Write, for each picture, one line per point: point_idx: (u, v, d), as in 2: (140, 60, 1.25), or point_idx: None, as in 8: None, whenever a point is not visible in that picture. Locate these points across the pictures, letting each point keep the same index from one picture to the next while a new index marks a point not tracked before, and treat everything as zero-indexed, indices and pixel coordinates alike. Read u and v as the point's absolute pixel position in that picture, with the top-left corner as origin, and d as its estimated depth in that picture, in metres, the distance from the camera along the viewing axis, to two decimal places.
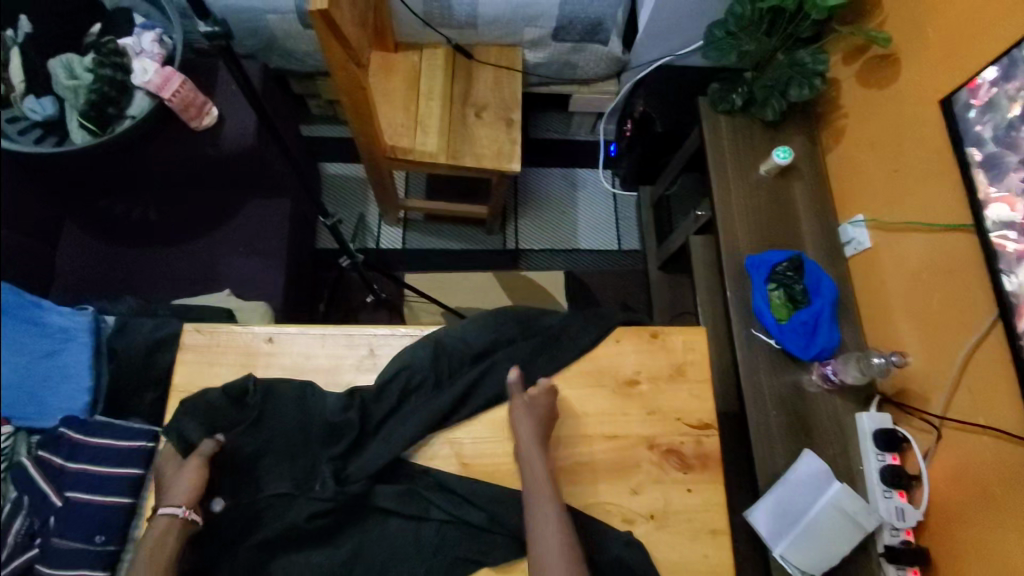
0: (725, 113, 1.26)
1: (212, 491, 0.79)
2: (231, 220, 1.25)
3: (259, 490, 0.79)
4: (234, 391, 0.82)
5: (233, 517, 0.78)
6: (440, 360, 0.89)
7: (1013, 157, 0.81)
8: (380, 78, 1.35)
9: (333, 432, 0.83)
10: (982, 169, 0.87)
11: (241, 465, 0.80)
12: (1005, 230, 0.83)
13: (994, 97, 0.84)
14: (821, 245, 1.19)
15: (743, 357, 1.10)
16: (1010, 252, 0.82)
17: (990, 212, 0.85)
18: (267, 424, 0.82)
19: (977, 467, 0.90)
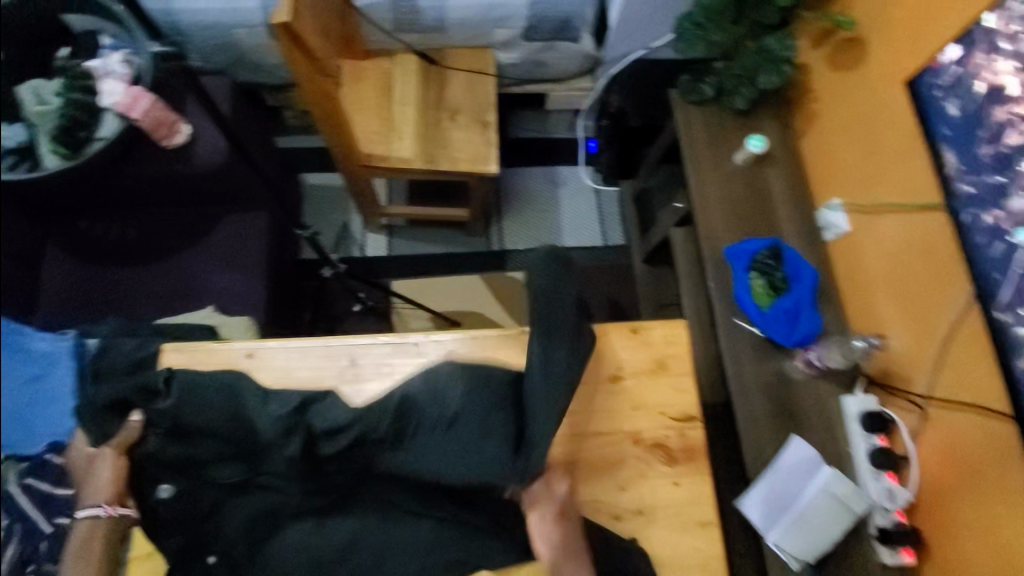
0: (696, 103, 1.26)
1: (160, 476, 0.79)
2: (209, 235, 1.24)
3: (208, 479, 0.79)
4: (146, 386, 0.79)
5: (182, 502, 0.78)
6: (404, 419, 0.77)
7: (980, 133, 0.84)
8: (352, 86, 1.35)
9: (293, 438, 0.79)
10: (950, 147, 0.90)
11: (182, 449, 0.78)
12: (978, 210, 0.85)
13: (958, 77, 0.87)
14: (800, 231, 1.19)
15: (726, 346, 1.10)
16: (982, 228, 0.85)
17: (962, 192, 0.88)
18: (189, 426, 0.76)
19: (966, 446, 0.90)
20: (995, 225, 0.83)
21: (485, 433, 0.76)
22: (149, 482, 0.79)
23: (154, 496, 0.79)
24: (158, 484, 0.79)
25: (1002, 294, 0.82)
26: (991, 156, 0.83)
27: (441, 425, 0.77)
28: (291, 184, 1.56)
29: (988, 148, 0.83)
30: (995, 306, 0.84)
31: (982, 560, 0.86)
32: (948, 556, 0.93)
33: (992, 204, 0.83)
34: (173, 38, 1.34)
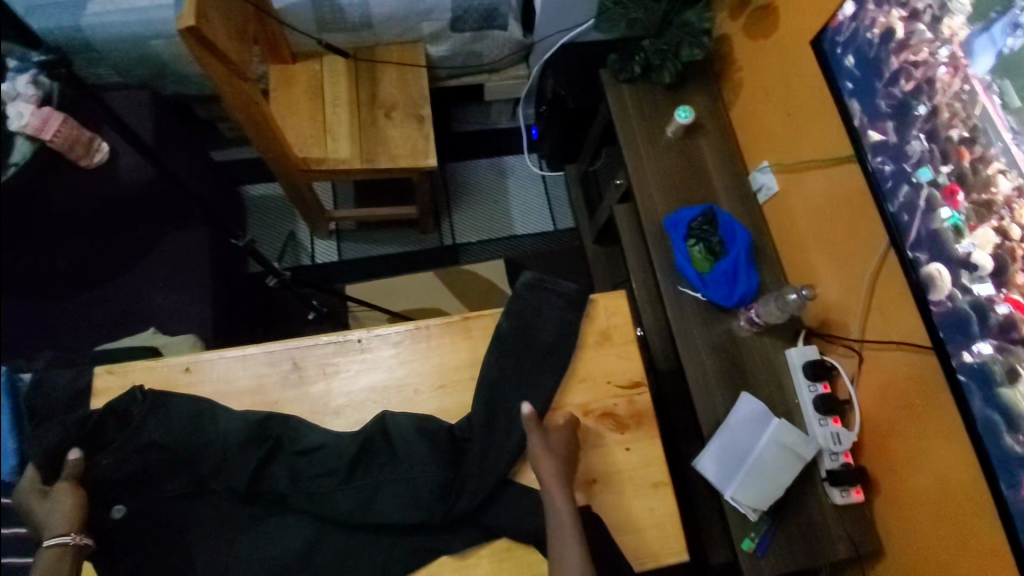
0: (627, 81, 1.29)
1: (113, 499, 0.80)
2: (147, 255, 1.21)
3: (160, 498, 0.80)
4: (120, 405, 0.82)
5: (136, 521, 0.79)
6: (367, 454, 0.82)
7: (879, 84, 0.88)
8: (283, 90, 1.33)
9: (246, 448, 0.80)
10: (854, 99, 0.93)
11: (139, 465, 0.80)
12: (881, 155, 0.90)
13: (856, 31, 0.91)
14: (735, 196, 1.23)
15: (672, 312, 1.13)
16: (887, 175, 0.89)
17: (868, 139, 0.92)
18: (150, 439, 0.80)
19: (898, 382, 0.95)
20: (899, 167, 0.87)
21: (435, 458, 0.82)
22: (102, 505, 0.79)
23: (109, 517, 0.79)
24: (113, 506, 0.80)
25: (910, 237, 0.86)
26: (891, 103, 0.87)
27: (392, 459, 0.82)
28: (231, 196, 1.53)
29: (888, 97, 0.87)
30: (905, 248, 0.87)
31: (927, 490, 0.91)
32: (895, 490, 0.98)
33: (895, 152, 0.87)
34: (88, 55, 1.30)
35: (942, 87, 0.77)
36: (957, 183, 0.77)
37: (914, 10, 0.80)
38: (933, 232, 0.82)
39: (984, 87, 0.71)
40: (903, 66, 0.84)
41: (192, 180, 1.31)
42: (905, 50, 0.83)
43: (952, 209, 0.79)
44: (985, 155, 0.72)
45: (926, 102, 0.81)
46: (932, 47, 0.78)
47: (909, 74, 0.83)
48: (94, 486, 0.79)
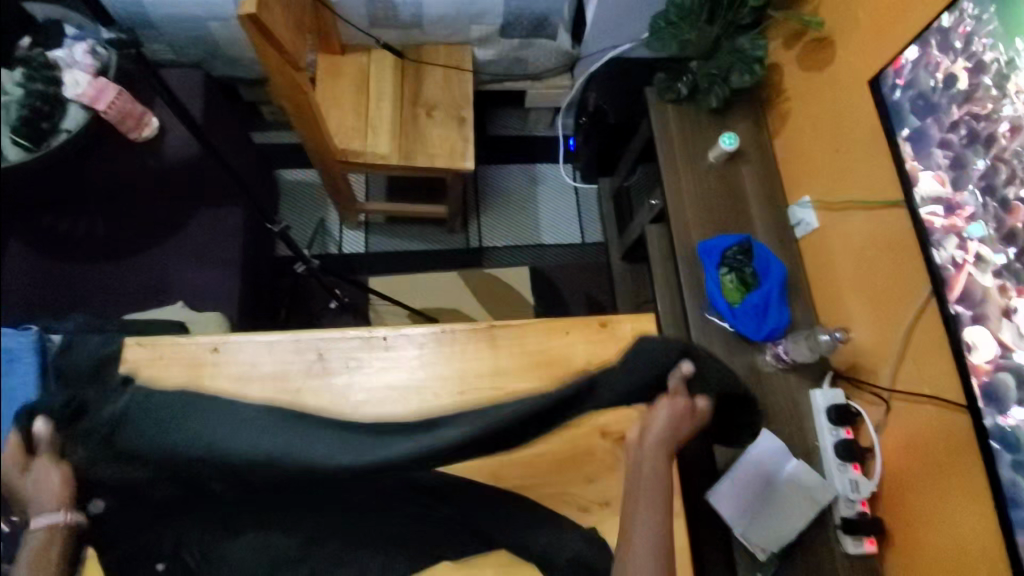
0: (672, 102, 1.28)
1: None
2: (183, 231, 1.24)
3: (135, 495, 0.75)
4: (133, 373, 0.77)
5: None
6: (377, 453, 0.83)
7: (936, 132, 0.86)
8: (328, 81, 1.34)
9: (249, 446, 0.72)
10: (909, 144, 0.91)
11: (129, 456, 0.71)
12: (930, 205, 0.88)
13: (918, 76, 0.88)
14: (771, 228, 1.21)
15: (698, 340, 1.11)
16: (937, 228, 0.86)
17: (918, 188, 0.90)
18: (153, 417, 0.72)
19: (926, 437, 0.93)
20: (948, 220, 0.85)
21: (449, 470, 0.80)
22: None
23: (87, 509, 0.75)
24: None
25: (955, 292, 0.84)
26: (946, 153, 0.85)
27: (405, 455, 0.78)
28: (267, 180, 1.55)
29: (944, 149, 0.85)
30: (948, 303, 0.85)
31: (946, 551, 0.88)
32: (910, 545, 0.96)
33: (949, 204, 0.84)
34: (145, 29, 1.32)
35: (1004, 143, 0.76)
36: (1009, 242, 0.75)
37: (980, 63, 0.78)
38: (977, 290, 0.80)
39: None
40: (964, 118, 0.82)
41: (232, 161, 1.32)
42: (968, 102, 0.81)
43: (1001, 269, 0.77)
44: None
45: (986, 156, 0.79)
46: (997, 103, 0.76)
47: (970, 127, 0.81)
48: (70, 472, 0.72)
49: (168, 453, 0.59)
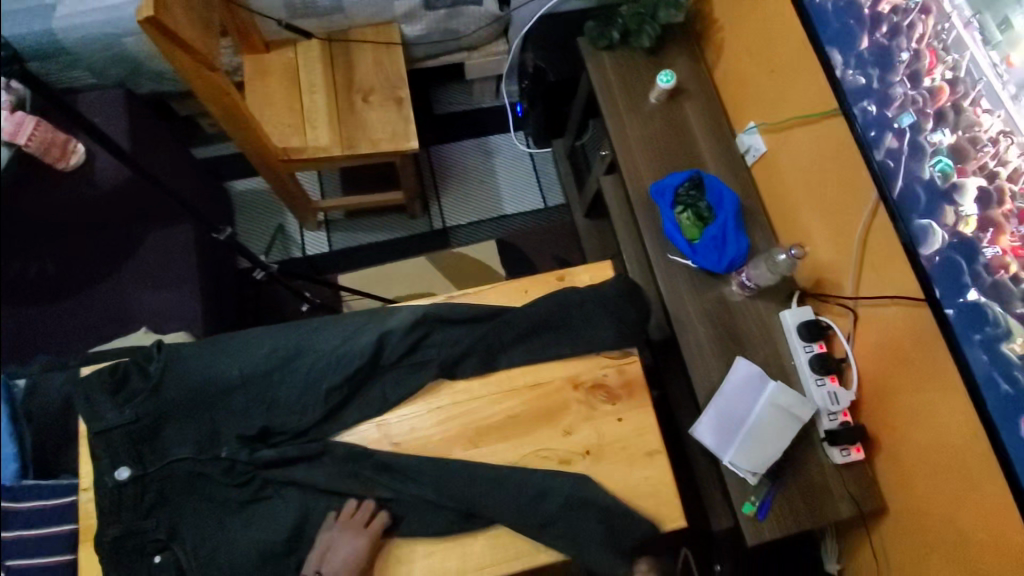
0: (606, 49, 1.25)
1: (113, 460, 0.78)
2: (135, 254, 1.22)
3: (165, 456, 0.80)
4: (140, 358, 0.82)
5: (135, 491, 0.78)
6: (355, 440, 0.83)
7: (860, 30, 0.87)
8: (257, 80, 1.31)
9: (253, 406, 0.82)
10: (835, 48, 0.91)
11: (151, 426, 0.80)
12: (865, 103, 0.88)
13: None
14: (722, 159, 1.20)
15: (663, 281, 1.11)
16: (872, 126, 0.87)
17: (848, 90, 0.90)
18: (172, 391, 0.80)
19: (897, 338, 0.93)
20: (884, 115, 0.85)
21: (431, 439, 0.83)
22: (107, 466, 0.78)
23: (111, 479, 0.77)
24: (117, 467, 0.78)
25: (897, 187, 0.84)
26: (874, 50, 0.85)
27: (380, 410, 0.84)
28: (216, 193, 1.52)
29: (870, 46, 0.85)
30: (892, 199, 0.85)
31: (929, 443, 0.90)
32: (895, 445, 0.98)
33: (880, 99, 0.85)
34: (61, 58, 1.28)
35: (925, 29, 0.76)
36: (942, 125, 0.76)
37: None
38: (919, 181, 0.81)
39: (965, 23, 0.70)
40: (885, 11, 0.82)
41: (173, 179, 1.30)
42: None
43: (940, 154, 0.77)
44: (970, 94, 0.71)
45: (910, 46, 0.79)
46: None
47: (892, 20, 0.81)
48: (106, 446, 0.78)
49: (239, 380, 0.81)
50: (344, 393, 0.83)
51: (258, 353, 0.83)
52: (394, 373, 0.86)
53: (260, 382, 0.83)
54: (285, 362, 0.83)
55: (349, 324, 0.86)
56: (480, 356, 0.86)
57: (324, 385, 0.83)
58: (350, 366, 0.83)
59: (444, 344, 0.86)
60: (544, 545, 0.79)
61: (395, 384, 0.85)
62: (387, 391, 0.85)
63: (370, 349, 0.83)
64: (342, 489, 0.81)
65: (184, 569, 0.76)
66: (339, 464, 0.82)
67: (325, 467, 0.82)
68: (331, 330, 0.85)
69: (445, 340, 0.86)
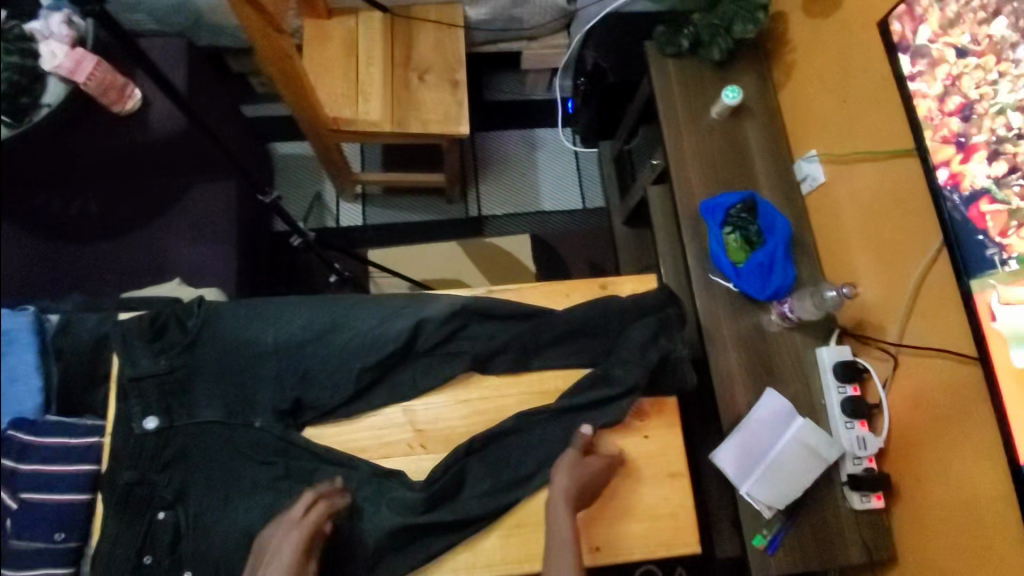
0: (673, 56, 1.22)
1: (143, 408, 0.78)
2: (176, 207, 1.21)
3: (192, 413, 0.80)
4: (180, 310, 0.81)
5: (159, 442, 0.78)
6: (381, 422, 0.83)
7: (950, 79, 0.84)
8: (316, 46, 1.30)
9: (282, 375, 0.82)
10: (916, 90, 0.88)
11: (182, 381, 0.80)
12: (934, 152, 0.85)
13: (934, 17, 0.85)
14: (778, 185, 1.17)
15: (701, 301, 1.09)
16: (945, 176, 0.84)
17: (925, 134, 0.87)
18: (207, 348, 0.80)
19: (937, 391, 0.91)
20: (954, 167, 0.82)
21: (456, 431, 0.83)
22: (134, 415, 0.78)
23: (138, 427, 0.78)
24: (145, 416, 0.78)
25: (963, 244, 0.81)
26: (952, 99, 0.83)
27: (409, 395, 0.84)
28: (258, 153, 1.52)
29: (959, 95, 0.82)
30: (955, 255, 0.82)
31: (953, 504, 0.88)
32: (917, 499, 0.96)
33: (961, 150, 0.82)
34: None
35: (1017, 79, 0.75)
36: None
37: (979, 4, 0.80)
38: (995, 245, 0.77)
39: None
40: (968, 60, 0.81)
41: (221, 135, 1.30)
42: (972, 47, 0.81)
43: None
44: None
45: (996, 97, 0.78)
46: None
47: (976, 70, 0.80)
48: (138, 395, 0.78)
49: (273, 346, 0.81)
50: (375, 375, 0.82)
51: (295, 323, 0.83)
52: (427, 361, 0.85)
53: (293, 354, 0.82)
54: (320, 336, 0.83)
55: (387, 306, 0.85)
56: (514, 354, 0.85)
57: (356, 366, 0.82)
58: (384, 349, 0.82)
59: (479, 338, 0.85)
60: None
61: (425, 372, 0.84)
62: (417, 378, 0.84)
63: (406, 334, 0.82)
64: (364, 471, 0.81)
65: (183, 531, 0.77)
66: (362, 443, 0.82)
67: (349, 445, 0.82)
68: (369, 309, 0.85)
69: (481, 334, 0.85)
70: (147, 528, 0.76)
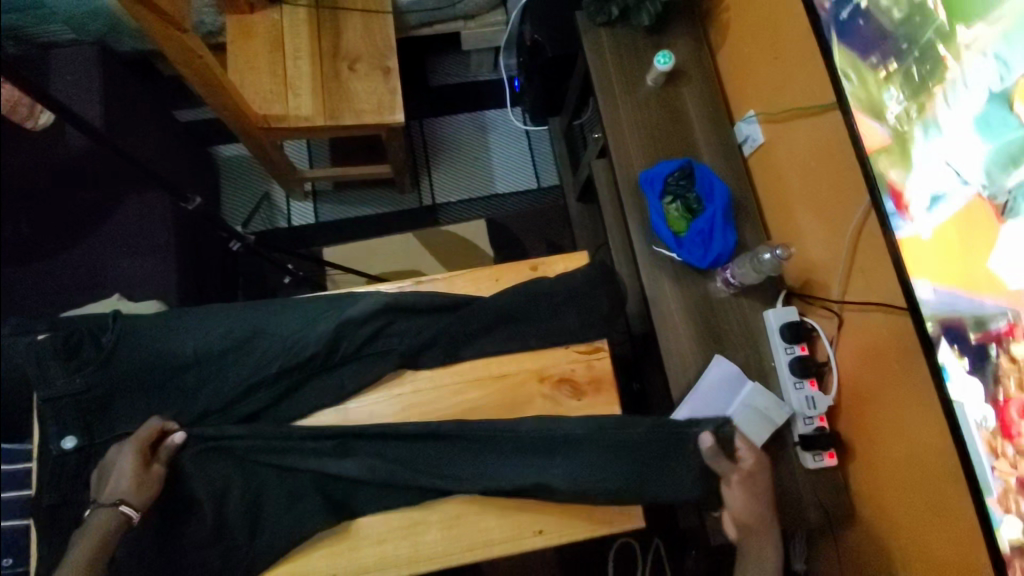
0: (605, 25, 1.18)
1: (61, 429, 0.77)
2: (109, 220, 1.17)
3: (114, 427, 0.79)
4: (94, 326, 0.80)
5: (83, 459, 0.77)
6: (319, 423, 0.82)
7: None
8: (241, 43, 1.26)
9: (207, 384, 0.81)
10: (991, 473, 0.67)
11: (98, 398, 0.78)
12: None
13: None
14: (718, 148, 1.15)
15: (645, 274, 1.08)
16: None
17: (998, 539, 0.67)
18: (123, 364, 0.78)
19: (877, 346, 0.92)
20: None
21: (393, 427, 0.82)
22: (52, 434, 0.77)
23: (57, 447, 0.76)
24: (63, 436, 0.77)
25: None
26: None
27: (336, 393, 0.82)
28: (199, 159, 1.49)
29: None
30: None
31: (903, 453, 0.89)
32: (870, 454, 0.97)
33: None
34: (36, 10, 1.23)
35: None
36: None
37: None
38: None
39: None
40: None
41: (144, 145, 1.26)
42: None
43: None
44: None
45: None
46: None
47: None
48: (54, 417, 0.77)
49: (193, 356, 0.80)
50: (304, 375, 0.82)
51: (214, 332, 0.81)
52: (358, 357, 0.83)
53: (215, 363, 0.81)
54: (241, 343, 0.81)
55: (310, 308, 0.84)
56: (444, 345, 0.84)
57: (279, 369, 0.81)
58: (309, 351, 0.81)
59: (408, 331, 0.84)
60: (499, 538, 0.78)
61: (357, 370, 0.83)
62: (346, 380, 0.83)
63: (329, 335, 0.81)
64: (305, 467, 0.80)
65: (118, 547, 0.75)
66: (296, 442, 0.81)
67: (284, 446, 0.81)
68: (294, 312, 0.83)
69: (410, 326, 0.84)
70: None
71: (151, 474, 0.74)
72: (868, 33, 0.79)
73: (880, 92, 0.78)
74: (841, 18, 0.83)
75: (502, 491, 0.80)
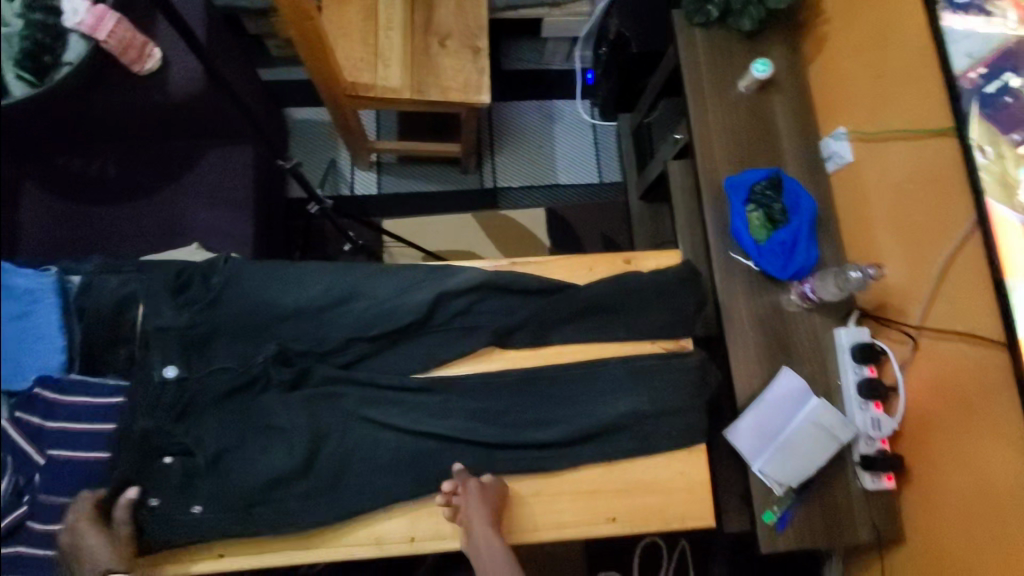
0: (701, 27, 1.18)
1: (164, 358, 0.79)
2: (195, 168, 1.18)
3: (211, 364, 0.81)
4: (205, 266, 0.83)
5: (178, 393, 0.79)
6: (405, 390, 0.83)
7: None
8: (335, 7, 1.26)
9: (302, 339, 0.83)
10: None
11: (198, 338, 0.80)
12: None
13: None
14: (803, 162, 1.15)
15: (720, 278, 1.08)
16: None
17: None
18: (227, 306, 0.81)
19: (955, 375, 0.92)
20: None
21: (476, 400, 0.84)
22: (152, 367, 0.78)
23: (160, 375, 0.78)
24: (166, 366, 0.79)
25: None
26: None
27: (424, 362, 0.85)
28: (275, 118, 1.50)
29: None
30: None
31: (967, 482, 0.89)
32: (929, 480, 0.97)
33: None
34: None
35: None
36: None
37: None
38: None
39: None
40: None
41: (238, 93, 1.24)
42: None
43: None
44: None
45: None
46: None
47: None
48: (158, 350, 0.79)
49: (294, 310, 0.82)
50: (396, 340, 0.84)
51: (314, 288, 0.83)
52: (448, 329, 0.85)
53: (312, 319, 0.83)
54: (339, 303, 0.84)
55: (406, 277, 0.85)
56: (533, 328, 0.86)
57: (374, 332, 0.83)
58: (403, 318, 0.83)
59: (498, 310, 0.86)
60: (572, 521, 0.80)
61: (447, 340, 0.85)
62: (434, 350, 0.84)
63: (425, 306, 0.83)
64: (387, 432, 0.82)
65: (204, 485, 0.77)
66: (382, 404, 0.83)
67: (371, 407, 0.82)
68: (391, 278, 0.85)
69: (500, 306, 0.86)
70: (161, 474, 0.77)
71: (122, 536, 0.72)
72: (1016, 112, 0.77)
73: (1016, 170, 0.77)
74: (984, 90, 0.82)
75: (575, 476, 0.81)
